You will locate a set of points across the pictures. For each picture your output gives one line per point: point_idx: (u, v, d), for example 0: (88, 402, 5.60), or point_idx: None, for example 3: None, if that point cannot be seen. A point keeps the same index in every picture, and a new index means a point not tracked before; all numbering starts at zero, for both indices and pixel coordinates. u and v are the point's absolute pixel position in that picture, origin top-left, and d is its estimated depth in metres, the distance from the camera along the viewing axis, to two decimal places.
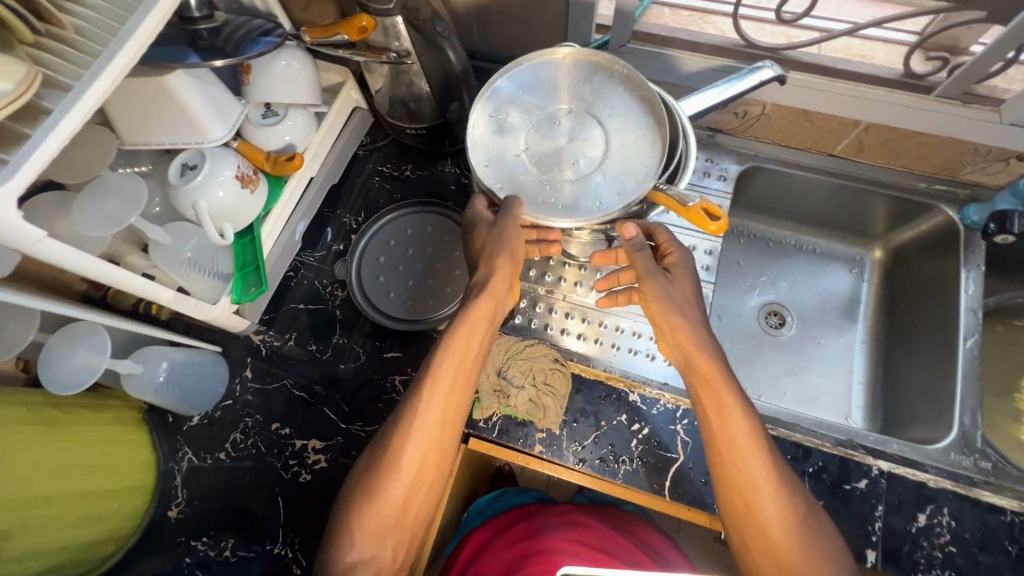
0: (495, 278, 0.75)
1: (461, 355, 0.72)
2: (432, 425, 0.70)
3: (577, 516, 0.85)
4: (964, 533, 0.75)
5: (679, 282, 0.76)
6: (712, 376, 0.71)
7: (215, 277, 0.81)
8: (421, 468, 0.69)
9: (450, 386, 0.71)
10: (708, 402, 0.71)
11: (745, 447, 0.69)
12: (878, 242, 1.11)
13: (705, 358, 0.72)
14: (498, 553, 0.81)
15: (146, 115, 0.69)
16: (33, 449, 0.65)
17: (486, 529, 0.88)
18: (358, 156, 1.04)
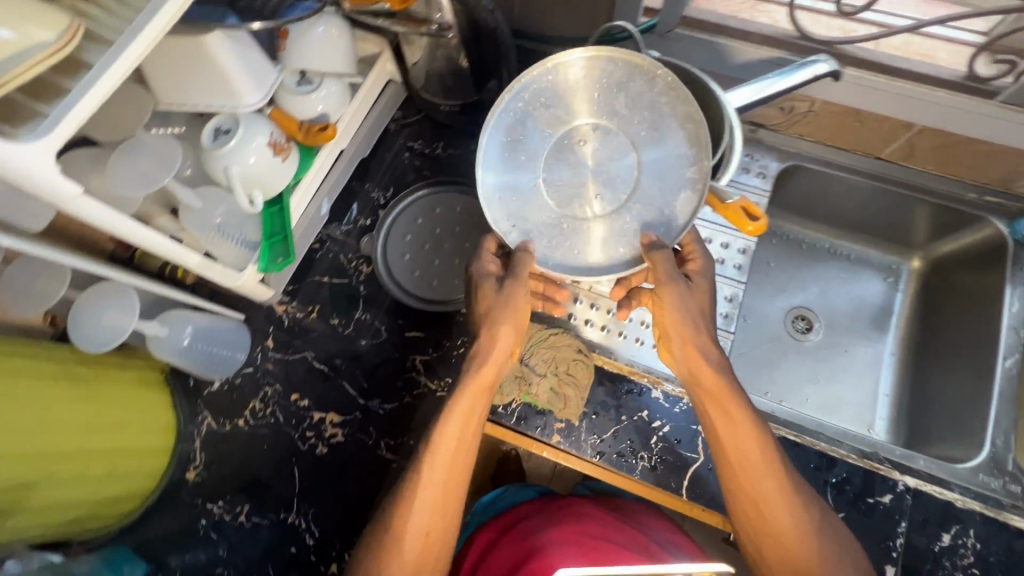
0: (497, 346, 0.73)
1: (462, 428, 0.71)
2: (435, 492, 0.70)
3: (579, 515, 0.82)
4: (989, 556, 0.73)
5: (696, 296, 0.73)
6: (720, 395, 0.70)
7: (242, 245, 0.81)
8: (425, 547, 0.69)
9: (454, 459, 0.71)
10: (716, 423, 0.70)
11: (757, 467, 0.68)
12: (917, 251, 1.07)
13: (716, 377, 0.70)
14: (501, 556, 0.80)
15: (183, 76, 0.68)
16: (61, 404, 0.66)
17: (491, 530, 0.87)
18: (389, 130, 1.02)
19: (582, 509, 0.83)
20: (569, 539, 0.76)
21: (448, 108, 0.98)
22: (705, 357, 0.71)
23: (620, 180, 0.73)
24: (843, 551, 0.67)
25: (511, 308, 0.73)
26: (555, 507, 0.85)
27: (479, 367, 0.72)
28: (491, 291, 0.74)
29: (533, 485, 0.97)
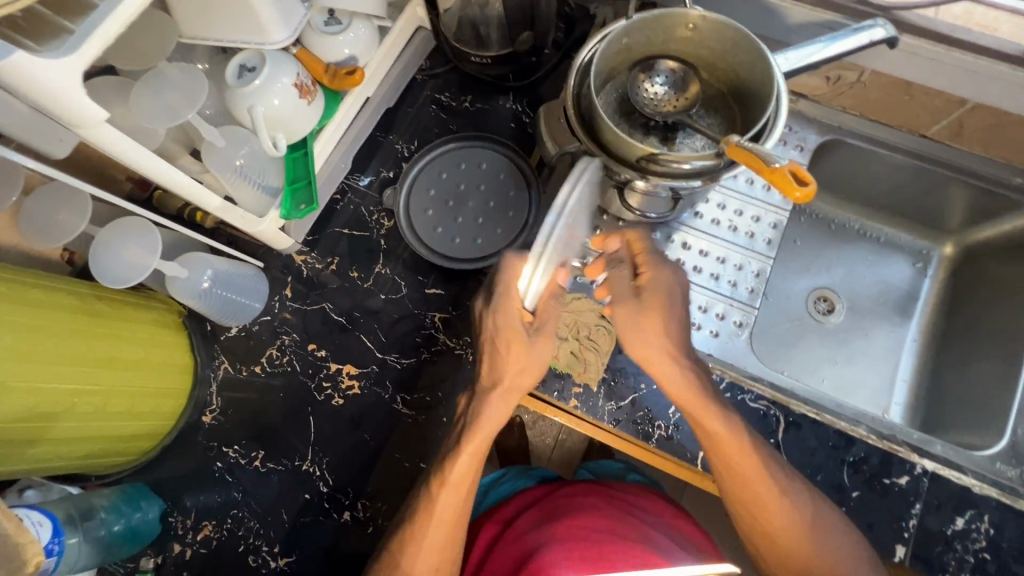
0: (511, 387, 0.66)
1: (470, 465, 0.67)
2: (445, 512, 0.67)
3: (579, 505, 0.77)
4: (1002, 542, 0.73)
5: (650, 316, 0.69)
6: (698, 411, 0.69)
7: (263, 191, 0.79)
8: (437, 568, 0.68)
9: (462, 490, 0.67)
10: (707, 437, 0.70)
11: (752, 476, 0.68)
12: (951, 237, 1.03)
13: (684, 391, 0.69)
14: (504, 552, 0.75)
15: (207, 5, 0.64)
16: (82, 339, 0.66)
17: (495, 522, 0.82)
18: (415, 81, 0.99)
19: (581, 496, 0.78)
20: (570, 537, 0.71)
21: (479, 60, 0.92)
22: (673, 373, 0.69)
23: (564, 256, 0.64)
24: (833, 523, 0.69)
25: (537, 358, 0.65)
26: (555, 497, 0.79)
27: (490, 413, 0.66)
28: (523, 343, 0.64)
29: (532, 468, 0.96)
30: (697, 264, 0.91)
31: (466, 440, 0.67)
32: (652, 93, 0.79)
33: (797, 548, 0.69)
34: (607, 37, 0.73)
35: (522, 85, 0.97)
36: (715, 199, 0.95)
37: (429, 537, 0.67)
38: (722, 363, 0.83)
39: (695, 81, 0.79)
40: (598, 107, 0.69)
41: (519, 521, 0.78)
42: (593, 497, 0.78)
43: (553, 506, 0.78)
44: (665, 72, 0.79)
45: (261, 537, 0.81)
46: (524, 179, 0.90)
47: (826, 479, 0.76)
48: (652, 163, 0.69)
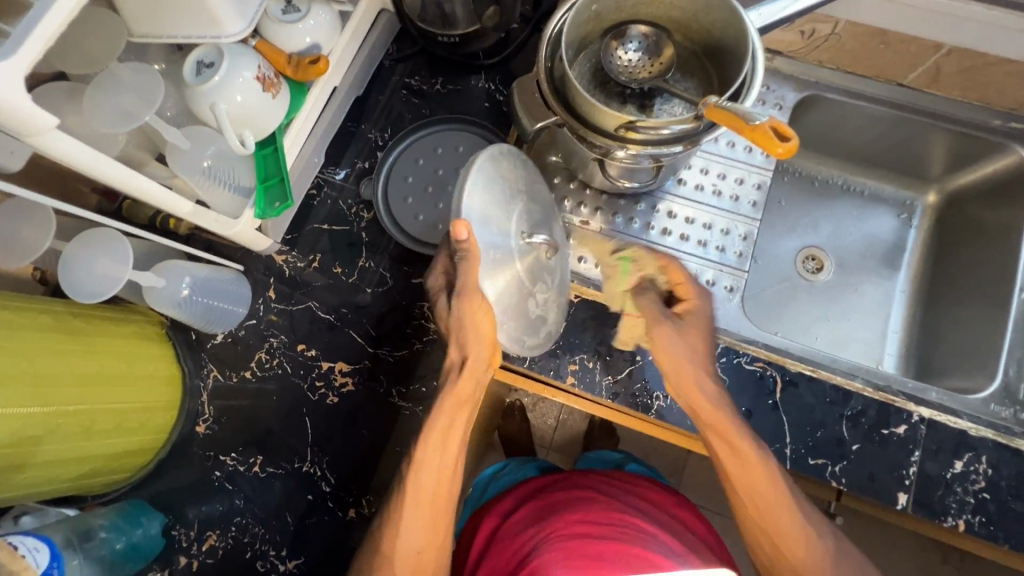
0: (471, 359, 0.66)
1: (443, 441, 0.68)
2: (427, 490, 0.68)
3: (579, 502, 0.75)
4: (1000, 481, 0.74)
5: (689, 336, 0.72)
6: (723, 425, 0.68)
7: (235, 191, 0.76)
8: (421, 553, 0.67)
9: (440, 464, 0.68)
10: (721, 448, 0.69)
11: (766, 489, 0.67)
12: (934, 185, 1.03)
13: (715, 407, 0.69)
14: (504, 547, 0.73)
15: (155, 3, 0.61)
16: (62, 358, 0.64)
17: (494, 516, 0.81)
18: (383, 67, 0.96)
19: (579, 492, 0.77)
20: (570, 538, 0.69)
21: (448, 39, 0.89)
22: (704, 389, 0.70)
23: (492, 229, 0.62)
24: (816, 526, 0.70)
25: (467, 321, 0.63)
26: (553, 494, 0.78)
27: (445, 399, 0.67)
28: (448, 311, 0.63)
29: (533, 461, 0.97)
30: (684, 232, 0.90)
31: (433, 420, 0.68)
32: (625, 60, 0.77)
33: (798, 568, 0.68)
34: (575, 6, 0.71)
35: (492, 62, 0.95)
36: (698, 164, 0.93)
37: (404, 514, 0.67)
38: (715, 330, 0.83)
39: (669, 44, 0.77)
40: (572, 79, 0.67)
41: (514, 518, 0.77)
42: (592, 493, 0.77)
43: (549, 507, 0.76)
44: (638, 38, 0.77)
45: (267, 541, 0.80)
46: None
47: (826, 435, 0.76)
48: (631, 131, 0.68)
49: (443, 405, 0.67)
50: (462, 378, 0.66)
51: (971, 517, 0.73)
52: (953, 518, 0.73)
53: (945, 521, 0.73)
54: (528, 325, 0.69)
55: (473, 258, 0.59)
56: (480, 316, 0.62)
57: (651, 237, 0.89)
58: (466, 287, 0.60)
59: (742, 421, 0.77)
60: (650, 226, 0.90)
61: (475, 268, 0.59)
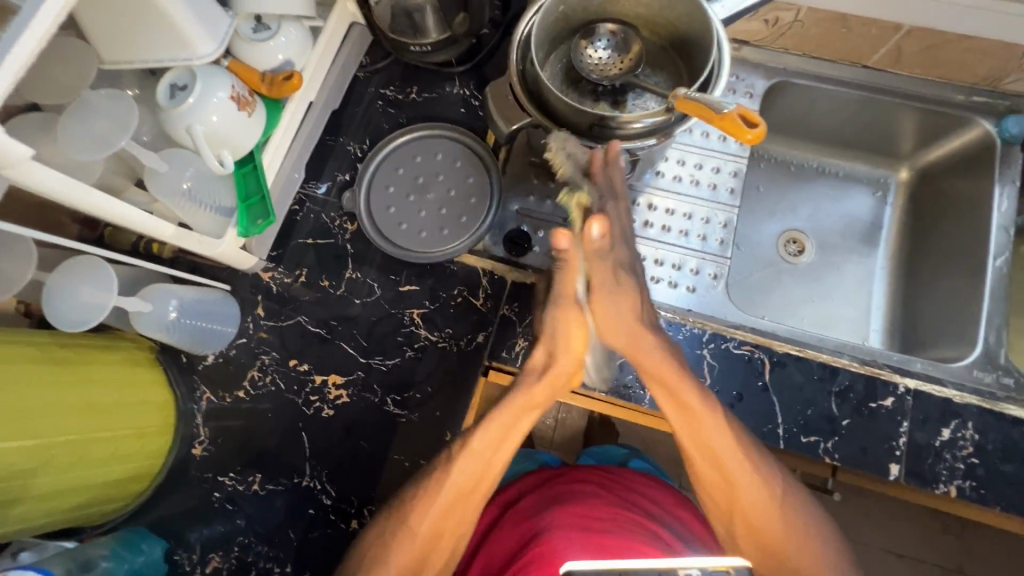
0: (561, 361, 0.68)
1: (500, 438, 0.68)
2: (469, 481, 0.68)
3: (580, 494, 0.76)
4: (987, 445, 0.76)
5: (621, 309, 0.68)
6: (671, 377, 0.67)
7: (217, 211, 0.76)
8: (432, 534, 0.68)
9: (487, 460, 0.68)
10: (667, 400, 0.68)
11: (730, 455, 0.67)
12: (905, 162, 1.06)
13: (661, 361, 0.68)
14: (506, 535, 0.74)
15: (125, 29, 0.62)
16: (52, 389, 0.64)
17: (495, 505, 0.83)
18: (357, 79, 0.97)
19: (581, 485, 0.78)
20: (573, 523, 0.69)
21: (419, 48, 0.90)
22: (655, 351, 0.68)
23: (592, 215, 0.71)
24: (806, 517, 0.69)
25: (561, 326, 0.68)
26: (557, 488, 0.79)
27: (522, 396, 0.68)
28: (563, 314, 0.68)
29: (539, 452, 0.98)
30: (666, 224, 0.91)
31: (498, 413, 0.68)
32: (596, 58, 0.79)
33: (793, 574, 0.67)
34: (541, 8, 0.73)
35: (465, 68, 0.96)
36: (674, 156, 0.95)
37: (438, 500, 0.67)
38: (702, 318, 0.84)
39: (638, 40, 0.79)
40: (545, 81, 0.69)
41: (519, 507, 0.78)
42: (594, 487, 0.78)
43: (551, 498, 0.77)
44: (606, 36, 0.79)
45: (271, 559, 0.80)
46: (482, 164, 0.89)
47: (817, 412, 0.78)
48: (605, 129, 0.70)
49: (513, 402, 0.68)
50: (536, 380, 0.68)
51: (962, 482, 0.75)
52: (945, 485, 0.75)
53: (937, 488, 0.75)
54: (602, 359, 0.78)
55: (568, 261, 0.67)
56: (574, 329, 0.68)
57: (634, 230, 0.91)
58: (558, 296, 0.68)
59: (735, 404, 0.78)
60: (632, 220, 0.91)
61: (570, 277, 0.68)
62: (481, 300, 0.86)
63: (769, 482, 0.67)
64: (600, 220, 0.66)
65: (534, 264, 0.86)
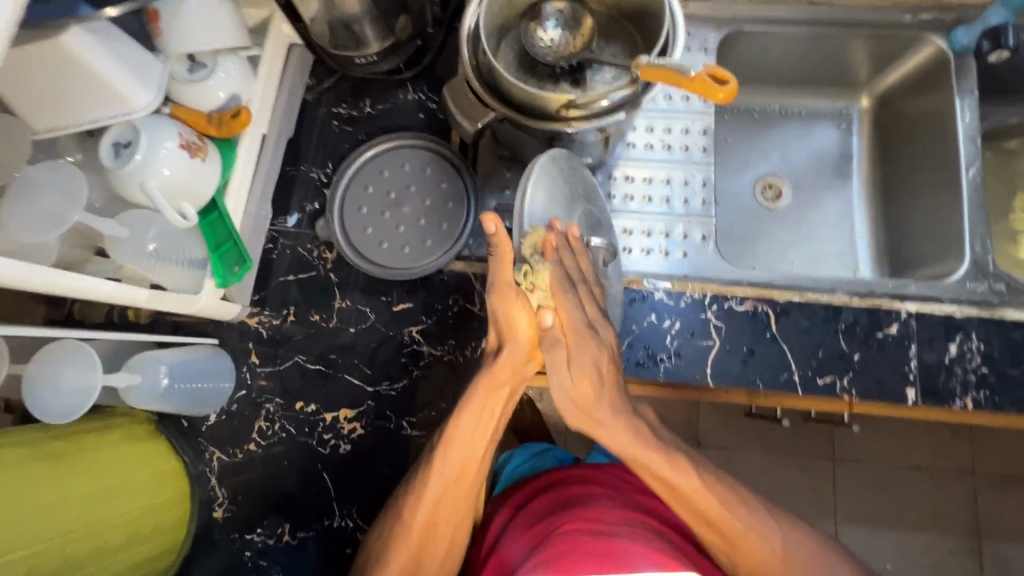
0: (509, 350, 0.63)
1: (476, 422, 0.65)
2: (453, 470, 0.67)
3: (593, 498, 0.76)
4: (993, 352, 0.77)
5: (580, 386, 0.59)
6: (642, 459, 0.63)
7: (189, 266, 0.73)
8: (421, 538, 0.67)
9: (469, 450, 0.66)
10: (652, 480, 0.65)
11: (709, 506, 0.66)
12: (863, 91, 1.07)
13: (634, 448, 0.62)
14: (522, 534, 0.73)
15: (54, 95, 0.60)
16: (50, 485, 0.60)
17: (508, 507, 0.83)
18: (306, 102, 0.93)
19: (594, 487, 0.78)
20: (583, 526, 0.68)
21: (365, 60, 0.87)
22: (614, 421, 0.61)
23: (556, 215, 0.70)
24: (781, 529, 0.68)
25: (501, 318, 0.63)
26: (572, 489, 0.78)
27: (500, 366, 0.64)
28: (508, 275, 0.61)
29: (554, 447, 0.98)
30: (646, 194, 0.90)
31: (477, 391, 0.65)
32: (547, 40, 0.76)
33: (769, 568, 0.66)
34: None
35: (416, 72, 0.92)
36: (642, 125, 0.94)
37: (428, 490, 0.67)
38: (700, 281, 0.83)
39: (587, 15, 0.77)
40: (501, 71, 0.68)
41: (530, 508, 0.78)
42: (607, 490, 0.78)
43: (559, 500, 0.77)
44: (554, 15, 0.76)
45: None
46: (452, 167, 0.87)
47: (828, 352, 0.78)
48: (573, 110, 0.69)
49: (478, 386, 0.65)
50: (500, 361, 0.64)
51: (977, 393, 0.76)
52: (961, 399, 0.76)
53: (954, 403, 0.76)
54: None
55: (501, 249, 0.60)
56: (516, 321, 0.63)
57: (617, 207, 0.90)
58: (495, 283, 0.62)
59: (747, 360, 0.79)
60: (612, 196, 0.90)
61: (504, 263, 0.60)
62: (478, 305, 0.84)
63: (740, 510, 0.67)
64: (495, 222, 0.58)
65: None
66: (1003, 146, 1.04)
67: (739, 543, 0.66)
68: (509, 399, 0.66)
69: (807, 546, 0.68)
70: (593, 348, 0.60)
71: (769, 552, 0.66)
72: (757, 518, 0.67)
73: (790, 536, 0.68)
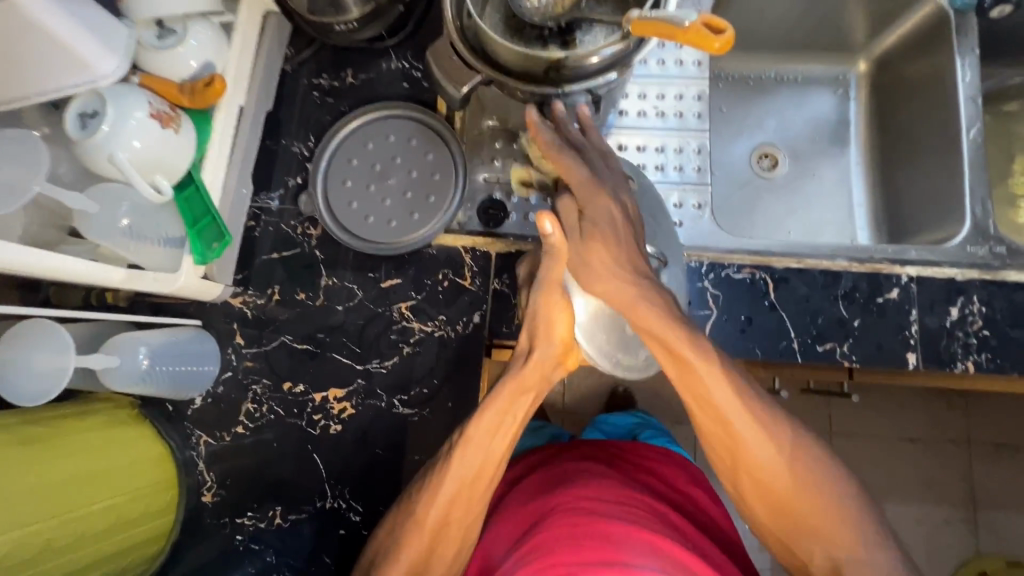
0: (540, 351, 0.65)
1: (499, 422, 0.64)
2: (471, 470, 0.64)
3: (587, 473, 0.74)
4: (995, 315, 0.76)
5: (592, 251, 0.61)
6: (654, 326, 0.59)
7: (166, 244, 0.70)
8: (431, 537, 0.64)
9: (487, 450, 0.64)
10: (664, 353, 0.60)
11: (739, 420, 0.60)
12: (860, 54, 1.04)
13: (640, 308, 0.59)
14: (515, 512, 0.72)
15: (11, 61, 0.56)
16: (25, 472, 0.57)
17: (502, 482, 0.82)
18: (286, 74, 0.89)
19: (588, 464, 0.76)
20: (579, 508, 0.66)
21: (345, 26, 0.83)
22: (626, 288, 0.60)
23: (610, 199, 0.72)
24: (793, 439, 0.61)
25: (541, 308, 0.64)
26: (566, 467, 0.77)
27: (529, 366, 0.65)
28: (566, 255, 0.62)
29: (548, 425, 0.98)
30: (639, 162, 0.88)
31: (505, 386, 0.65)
32: (535, 0, 0.72)
33: (803, 508, 0.59)
34: None
35: (399, 40, 0.89)
36: (635, 91, 0.91)
37: (443, 491, 0.64)
38: (697, 250, 0.81)
39: None
40: (484, 30, 0.64)
41: (523, 485, 0.76)
42: (602, 466, 0.76)
43: (551, 481, 0.74)
44: None
45: None
46: (439, 137, 0.84)
47: (827, 319, 0.77)
48: (561, 70, 0.66)
49: (504, 388, 0.64)
50: (528, 365, 0.65)
51: (979, 356, 0.75)
52: (962, 362, 0.75)
53: (955, 367, 0.75)
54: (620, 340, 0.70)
55: (557, 252, 0.61)
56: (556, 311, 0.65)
57: None
58: (545, 281, 0.64)
59: (745, 329, 0.77)
60: None
61: (558, 262, 0.62)
62: (468, 279, 0.82)
63: (755, 408, 0.60)
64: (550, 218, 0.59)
65: (515, 232, 0.82)
66: (1002, 108, 1.02)
67: (767, 472, 0.60)
68: (533, 401, 0.66)
69: (818, 453, 0.61)
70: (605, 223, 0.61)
71: (778, 454, 0.60)
72: (772, 417, 0.61)
73: (802, 445, 0.61)
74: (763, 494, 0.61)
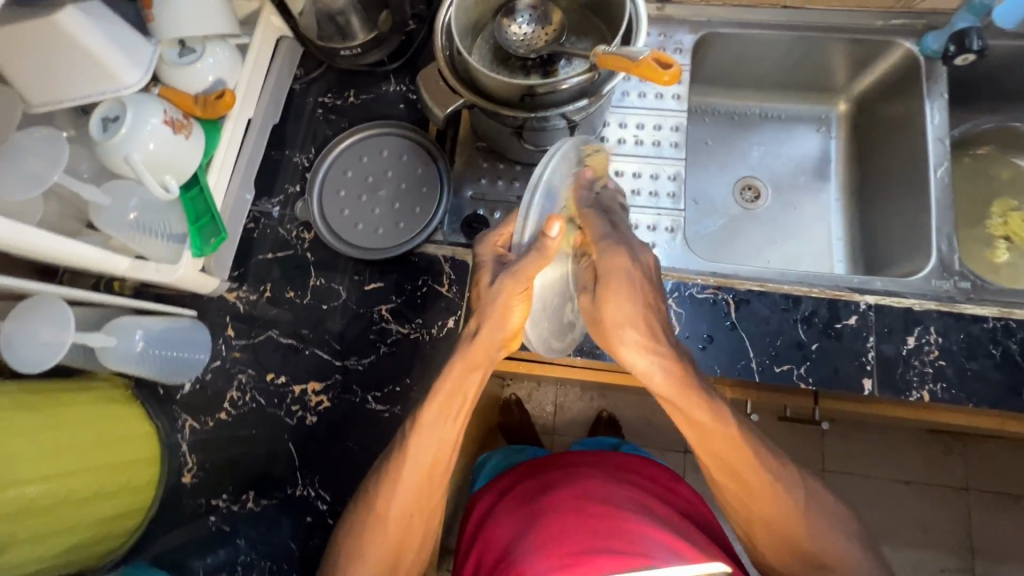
0: (483, 332, 0.62)
1: (445, 409, 0.65)
2: (427, 462, 0.67)
3: (575, 475, 0.76)
4: (952, 346, 0.78)
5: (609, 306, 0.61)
6: (676, 401, 0.62)
7: (169, 240, 0.76)
8: (410, 513, 0.68)
9: (441, 435, 0.66)
10: (681, 420, 0.65)
11: (750, 482, 0.66)
12: (841, 95, 1.09)
13: (656, 378, 0.62)
14: (506, 517, 0.75)
15: (46, 70, 0.64)
16: (25, 433, 0.63)
17: (490, 495, 0.83)
18: (295, 92, 0.97)
19: (575, 468, 0.79)
20: (575, 507, 0.69)
21: (350, 51, 0.91)
22: (637, 355, 0.61)
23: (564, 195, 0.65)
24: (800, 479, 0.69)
25: (503, 297, 0.59)
26: (552, 472, 0.79)
27: (474, 341, 0.62)
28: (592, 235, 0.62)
29: (533, 446, 1.00)
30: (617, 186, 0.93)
31: (455, 362, 0.63)
32: (520, 33, 0.80)
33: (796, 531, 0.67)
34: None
35: (398, 65, 0.96)
36: (616, 121, 0.97)
37: (405, 477, 0.66)
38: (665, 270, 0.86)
39: (554, 10, 0.81)
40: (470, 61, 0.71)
41: (517, 489, 0.79)
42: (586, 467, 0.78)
43: (539, 485, 0.77)
44: (525, 11, 0.80)
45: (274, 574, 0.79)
46: (428, 154, 0.90)
47: (786, 341, 0.80)
48: (536, 97, 0.72)
49: (452, 365, 0.63)
50: (474, 343, 0.62)
51: (934, 385, 0.76)
52: (918, 391, 0.76)
53: (910, 395, 0.76)
54: (558, 328, 0.70)
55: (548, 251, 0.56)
56: (515, 305, 0.60)
57: None
58: (519, 270, 0.57)
59: (706, 346, 0.80)
60: None
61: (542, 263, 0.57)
62: (446, 286, 0.86)
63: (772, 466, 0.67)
64: (559, 220, 0.54)
65: None
66: (976, 152, 1.05)
67: (770, 517, 0.67)
68: (483, 376, 0.65)
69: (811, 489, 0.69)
70: (624, 274, 0.59)
71: (784, 505, 0.67)
72: (784, 474, 0.68)
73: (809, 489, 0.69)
74: (778, 536, 0.68)
